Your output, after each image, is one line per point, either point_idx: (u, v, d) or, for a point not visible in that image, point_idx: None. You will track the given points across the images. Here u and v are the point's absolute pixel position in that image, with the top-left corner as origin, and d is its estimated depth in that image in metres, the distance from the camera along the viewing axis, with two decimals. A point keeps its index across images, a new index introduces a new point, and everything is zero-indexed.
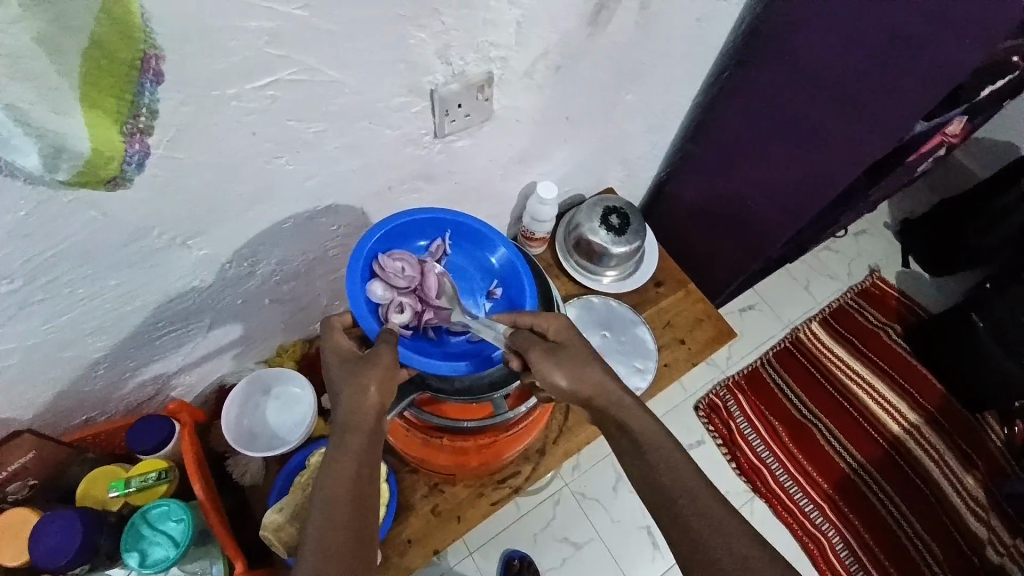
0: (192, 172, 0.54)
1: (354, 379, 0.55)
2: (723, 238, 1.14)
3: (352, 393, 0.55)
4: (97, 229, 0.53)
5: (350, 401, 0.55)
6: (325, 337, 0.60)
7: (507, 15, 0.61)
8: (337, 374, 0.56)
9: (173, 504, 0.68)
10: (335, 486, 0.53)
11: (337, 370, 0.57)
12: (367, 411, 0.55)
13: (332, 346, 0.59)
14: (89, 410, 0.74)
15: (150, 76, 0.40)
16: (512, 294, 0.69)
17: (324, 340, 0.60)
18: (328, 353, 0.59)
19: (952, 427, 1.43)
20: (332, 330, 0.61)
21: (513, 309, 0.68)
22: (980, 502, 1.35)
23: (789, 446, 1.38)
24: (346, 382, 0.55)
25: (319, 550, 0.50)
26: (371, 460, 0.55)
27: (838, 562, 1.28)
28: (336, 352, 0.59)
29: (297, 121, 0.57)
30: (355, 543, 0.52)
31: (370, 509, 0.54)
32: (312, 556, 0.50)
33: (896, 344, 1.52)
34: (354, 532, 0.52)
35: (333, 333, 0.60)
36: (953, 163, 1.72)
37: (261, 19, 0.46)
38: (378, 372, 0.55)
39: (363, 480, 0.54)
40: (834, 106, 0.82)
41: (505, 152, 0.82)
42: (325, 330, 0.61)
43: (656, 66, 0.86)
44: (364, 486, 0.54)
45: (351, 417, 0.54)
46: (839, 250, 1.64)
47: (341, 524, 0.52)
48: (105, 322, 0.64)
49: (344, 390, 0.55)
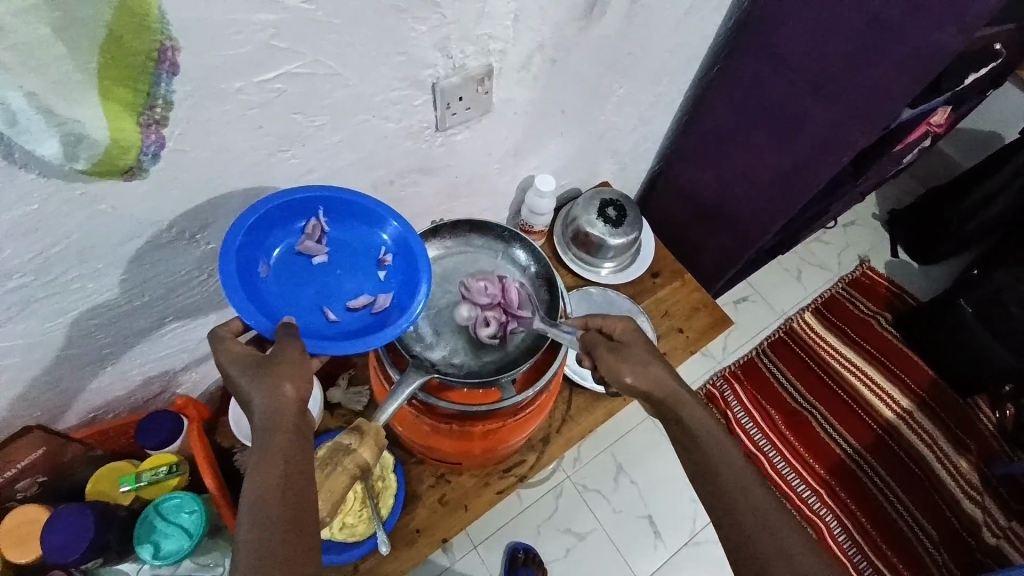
0: (199, 165, 0.55)
1: (267, 384, 0.52)
2: (715, 229, 1.16)
3: (265, 397, 0.51)
4: (106, 221, 0.54)
5: (266, 406, 0.51)
6: (216, 349, 0.56)
7: (503, 9, 0.63)
8: (246, 383, 0.52)
9: (185, 497, 0.69)
10: (258, 485, 0.48)
11: (243, 379, 0.53)
12: (289, 412, 0.52)
13: (226, 356, 0.55)
14: (96, 408, 0.74)
15: (166, 67, 0.40)
16: (404, 265, 0.65)
17: (217, 351, 0.56)
18: (227, 364, 0.54)
19: (943, 411, 1.46)
20: (224, 340, 0.57)
21: (407, 283, 0.64)
22: (973, 484, 1.38)
23: (785, 434, 1.41)
24: (257, 388, 0.52)
25: (247, 551, 0.45)
26: (300, 455, 0.50)
27: (836, 546, 1.29)
28: (232, 362, 0.54)
29: (302, 114, 0.58)
30: (296, 554, 0.46)
31: (308, 502, 0.49)
32: (243, 560, 0.44)
33: (886, 331, 1.55)
34: (293, 541, 0.46)
35: (227, 343, 0.56)
36: (936, 153, 1.75)
37: (267, 11, 0.47)
38: (293, 369, 0.53)
39: (295, 473, 0.49)
40: (820, 96, 0.84)
41: (502, 145, 0.83)
42: (213, 342, 0.57)
43: (647, 60, 0.88)
44: (297, 481, 0.49)
45: (269, 423, 0.50)
46: (828, 241, 1.67)
47: (269, 521, 0.46)
48: (111, 318, 0.64)
49: (257, 397, 0.51)
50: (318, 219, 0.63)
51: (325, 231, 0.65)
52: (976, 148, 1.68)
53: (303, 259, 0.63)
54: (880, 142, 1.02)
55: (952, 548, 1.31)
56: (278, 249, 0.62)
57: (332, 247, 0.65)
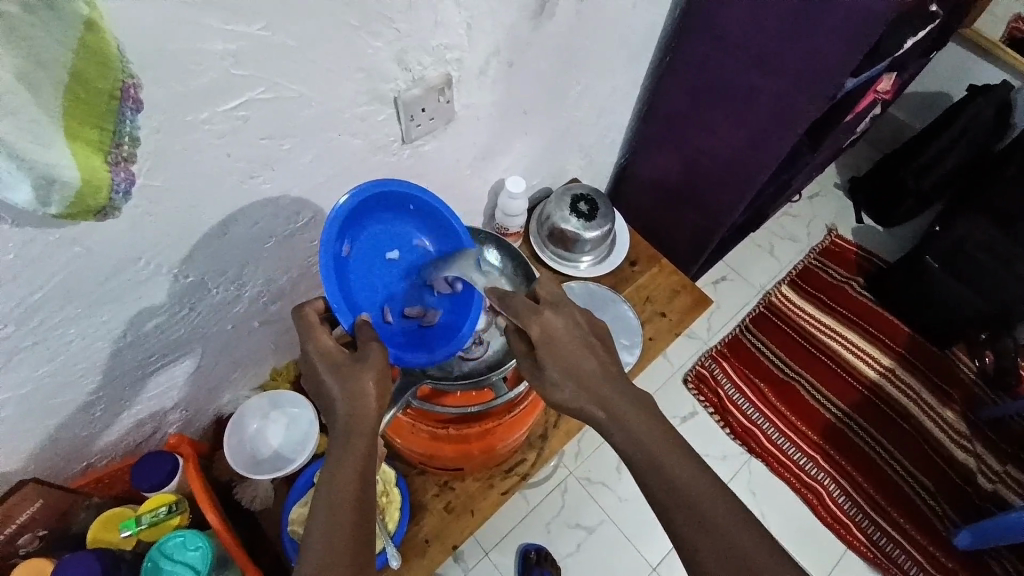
0: (170, 198, 0.55)
1: (351, 385, 0.54)
2: (685, 212, 1.18)
3: (348, 401, 0.54)
4: (85, 262, 0.54)
5: (348, 406, 0.54)
6: (299, 323, 0.59)
7: (456, 18, 0.65)
8: (335, 382, 0.55)
9: (189, 534, 0.68)
10: (337, 486, 0.52)
11: (333, 378, 0.55)
12: (370, 410, 0.54)
13: (315, 347, 0.57)
14: (88, 455, 0.74)
15: (128, 104, 0.41)
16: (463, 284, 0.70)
17: (307, 338, 0.58)
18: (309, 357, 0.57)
19: (925, 365, 1.50)
20: (310, 327, 0.59)
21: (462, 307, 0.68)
22: (962, 432, 1.42)
23: (775, 405, 1.43)
24: (344, 386, 0.54)
25: (320, 545, 0.50)
26: (372, 464, 0.54)
27: (837, 507, 1.32)
28: (320, 358, 0.56)
29: (269, 138, 0.58)
30: (361, 542, 0.52)
31: (370, 505, 0.53)
32: (314, 553, 0.50)
33: (860, 295, 1.60)
34: (360, 531, 0.52)
35: (312, 330, 0.59)
36: (889, 119, 1.82)
37: (225, 41, 0.48)
38: (372, 375, 0.55)
39: (367, 481, 0.53)
40: (768, 73, 0.88)
41: (470, 151, 0.85)
42: (301, 325, 0.59)
43: (602, 55, 0.91)
44: (367, 487, 0.53)
45: (346, 425, 0.54)
46: (796, 214, 1.72)
47: (337, 523, 0.51)
48: (96, 361, 0.64)
49: (340, 396, 0.54)
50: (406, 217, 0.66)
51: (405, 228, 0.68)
52: (924, 110, 1.75)
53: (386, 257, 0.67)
54: (833, 113, 1.06)
55: (950, 497, 1.35)
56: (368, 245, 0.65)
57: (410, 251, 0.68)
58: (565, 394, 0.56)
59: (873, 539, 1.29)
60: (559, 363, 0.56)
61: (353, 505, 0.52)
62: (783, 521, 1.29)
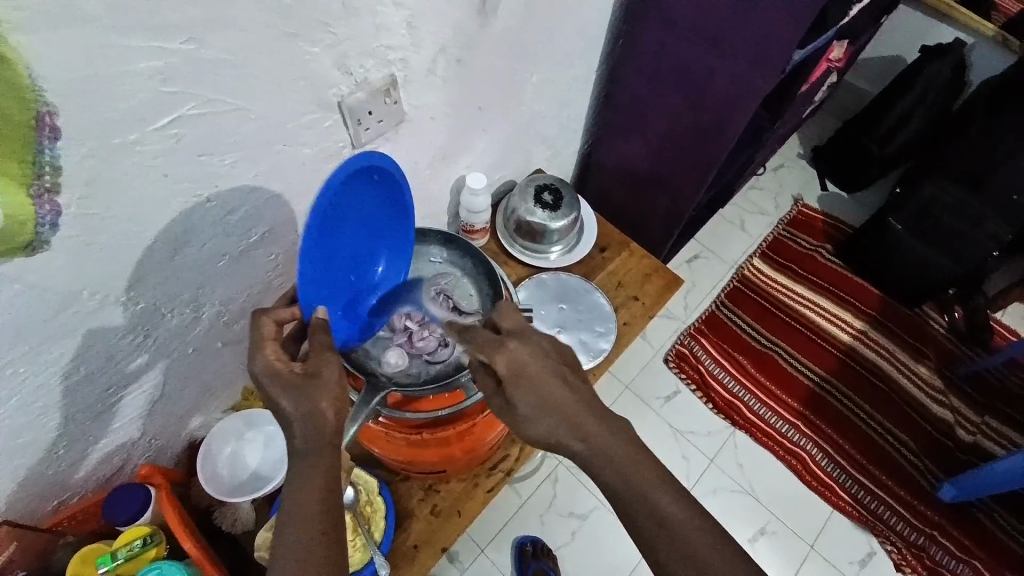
0: (108, 226, 0.53)
1: (306, 405, 0.53)
2: (649, 195, 1.18)
3: (301, 421, 0.52)
4: (23, 300, 0.51)
5: (302, 429, 0.52)
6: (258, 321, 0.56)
7: (396, 18, 0.63)
8: (287, 403, 0.53)
9: (166, 565, 0.67)
10: (301, 498, 0.51)
11: (287, 399, 0.53)
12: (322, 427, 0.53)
13: (266, 366, 0.54)
14: (58, 494, 0.72)
15: (47, 133, 0.43)
16: (399, 261, 0.74)
17: (254, 357, 0.54)
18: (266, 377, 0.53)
19: (897, 325, 1.53)
20: (264, 340, 0.55)
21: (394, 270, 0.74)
22: (937, 387, 1.46)
23: (755, 375, 1.45)
24: (298, 407, 0.53)
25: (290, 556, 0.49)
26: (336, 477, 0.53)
27: (822, 471, 1.34)
28: (270, 377, 0.53)
29: (209, 155, 0.57)
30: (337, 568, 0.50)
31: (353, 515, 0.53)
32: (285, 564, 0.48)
33: (830, 261, 1.62)
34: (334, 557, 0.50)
35: (265, 344, 0.55)
36: (848, 86, 1.84)
37: (148, 58, 0.46)
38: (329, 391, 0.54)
39: (331, 493, 0.52)
40: (717, 49, 0.88)
41: (427, 152, 0.84)
42: (255, 335, 0.56)
43: (554, 44, 0.90)
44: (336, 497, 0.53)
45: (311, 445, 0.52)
46: (763, 186, 1.74)
47: (306, 532, 0.50)
48: (53, 401, 0.62)
49: (298, 419, 0.52)
50: (371, 180, 0.63)
51: (370, 187, 0.63)
52: (879, 75, 1.78)
53: (347, 235, 0.65)
54: (788, 85, 1.07)
55: (931, 452, 1.38)
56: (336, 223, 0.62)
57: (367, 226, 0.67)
58: (536, 386, 0.56)
59: (859, 501, 1.31)
60: (529, 383, 0.56)
61: (324, 519, 0.51)
62: (771, 489, 1.31)
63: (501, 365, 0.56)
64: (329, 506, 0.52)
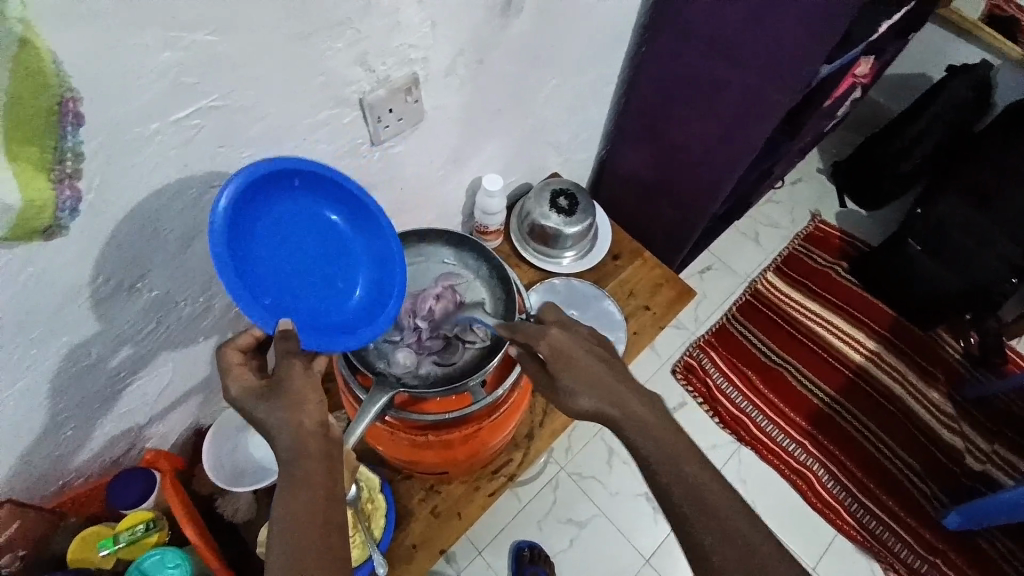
0: (125, 214, 0.53)
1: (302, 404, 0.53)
2: (664, 204, 1.17)
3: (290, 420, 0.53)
4: (38, 284, 0.52)
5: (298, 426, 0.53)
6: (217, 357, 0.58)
7: (418, 16, 0.63)
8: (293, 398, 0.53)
9: (168, 552, 0.69)
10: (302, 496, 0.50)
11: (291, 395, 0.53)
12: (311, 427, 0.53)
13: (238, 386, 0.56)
14: (64, 476, 0.73)
15: (69, 120, 0.42)
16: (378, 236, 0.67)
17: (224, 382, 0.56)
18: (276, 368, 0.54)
19: (910, 347, 1.51)
20: (230, 367, 0.57)
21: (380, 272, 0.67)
22: (948, 413, 1.43)
23: (763, 391, 1.43)
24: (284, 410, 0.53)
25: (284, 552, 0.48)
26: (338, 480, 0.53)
27: (825, 491, 1.32)
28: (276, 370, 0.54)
29: (228, 147, 0.57)
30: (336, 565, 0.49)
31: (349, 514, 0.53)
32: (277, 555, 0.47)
33: (845, 279, 1.60)
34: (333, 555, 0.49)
35: (231, 370, 0.57)
36: (870, 102, 1.82)
37: (168, 49, 0.46)
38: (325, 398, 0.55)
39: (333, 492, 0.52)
40: (738, 60, 0.87)
41: (443, 151, 0.83)
42: (221, 366, 0.58)
43: (573, 49, 0.89)
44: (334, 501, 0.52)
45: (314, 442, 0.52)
46: (779, 200, 1.72)
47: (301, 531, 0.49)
48: (61, 384, 0.62)
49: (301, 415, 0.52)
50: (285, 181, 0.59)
51: (285, 189, 0.60)
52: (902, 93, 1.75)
53: (297, 242, 0.61)
54: (809, 99, 1.05)
55: (939, 478, 1.36)
56: (266, 234, 0.59)
57: (318, 224, 0.63)
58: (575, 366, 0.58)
59: (862, 523, 1.30)
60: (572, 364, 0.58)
61: (320, 519, 0.50)
62: (773, 506, 1.30)
63: (545, 348, 0.59)
64: (329, 499, 0.52)
